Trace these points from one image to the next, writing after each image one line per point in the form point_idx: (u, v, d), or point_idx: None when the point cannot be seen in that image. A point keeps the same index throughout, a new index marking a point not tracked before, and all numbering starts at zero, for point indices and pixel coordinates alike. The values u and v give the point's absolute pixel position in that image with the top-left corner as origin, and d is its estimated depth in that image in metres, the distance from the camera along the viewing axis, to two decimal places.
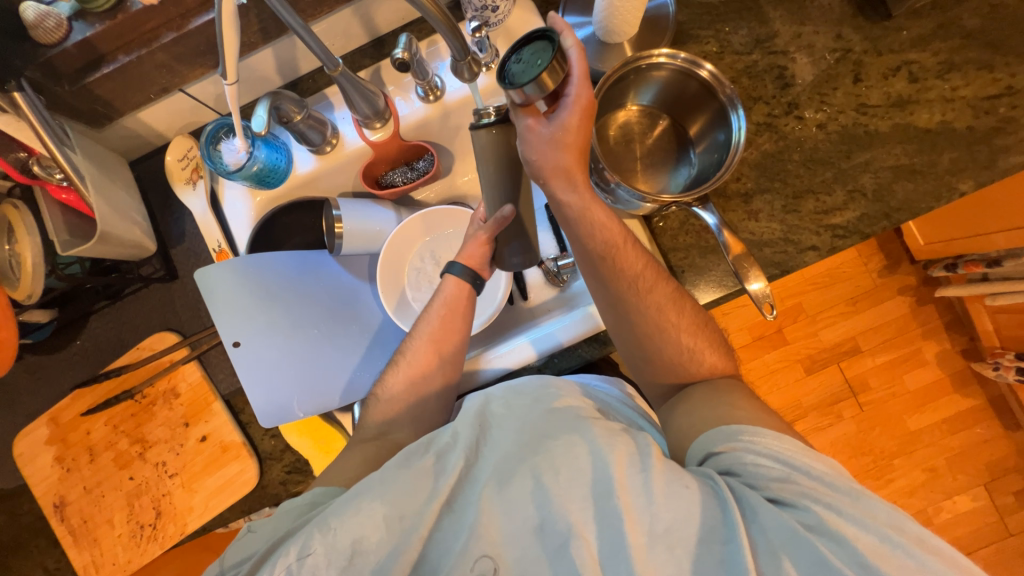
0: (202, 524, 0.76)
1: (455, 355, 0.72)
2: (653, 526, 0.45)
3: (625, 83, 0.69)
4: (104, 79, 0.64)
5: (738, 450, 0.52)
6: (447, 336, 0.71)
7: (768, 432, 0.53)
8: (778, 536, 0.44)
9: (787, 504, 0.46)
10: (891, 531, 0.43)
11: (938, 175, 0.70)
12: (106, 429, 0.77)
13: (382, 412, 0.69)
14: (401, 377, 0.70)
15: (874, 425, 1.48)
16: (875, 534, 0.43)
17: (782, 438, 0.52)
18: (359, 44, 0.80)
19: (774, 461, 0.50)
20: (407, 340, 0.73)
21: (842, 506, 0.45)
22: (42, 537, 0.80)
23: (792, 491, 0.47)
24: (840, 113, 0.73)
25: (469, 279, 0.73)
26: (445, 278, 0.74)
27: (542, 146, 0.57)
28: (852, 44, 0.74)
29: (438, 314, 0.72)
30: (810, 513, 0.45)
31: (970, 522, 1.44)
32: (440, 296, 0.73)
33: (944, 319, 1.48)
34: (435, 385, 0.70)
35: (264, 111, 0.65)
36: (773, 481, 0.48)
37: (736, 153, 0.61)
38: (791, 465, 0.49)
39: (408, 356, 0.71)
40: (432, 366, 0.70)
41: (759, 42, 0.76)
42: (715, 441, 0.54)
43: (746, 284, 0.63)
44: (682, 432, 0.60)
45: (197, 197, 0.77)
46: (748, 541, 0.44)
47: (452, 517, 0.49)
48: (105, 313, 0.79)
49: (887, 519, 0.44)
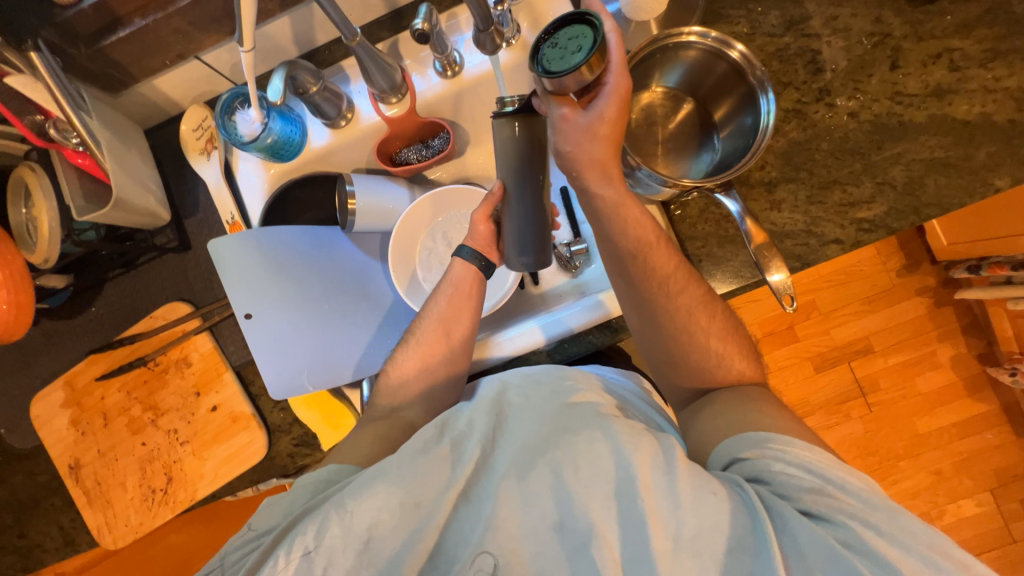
0: (211, 491, 0.77)
1: (465, 337, 0.71)
2: (678, 531, 0.45)
3: (652, 62, 0.66)
4: (120, 42, 0.63)
5: (768, 458, 0.51)
6: (456, 316, 0.71)
7: (798, 441, 0.51)
8: (812, 551, 0.42)
9: (821, 518, 0.45)
10: (934, 555, 0.42)
11: (973, 170, 0.67)
12: (120, 395, 0.79)
13: (393, 394, 0.69)
14: (410, 357, 0.71)
15: (882, 426, 1.46)
16: (918, 556, 0.42)
17: (813, 449, 0.50)
18: (377, 15, 0.78)
19: (807, 473, 0.49)
20: (417, 321, 0.74)
21: (884, 526, 0.43)
22: (58, 497, 0.82)
23: (827, 505, 0.45)
24: (874, 101, 0.70)
25: (476, 262, 0.72)
26: (453, 261, 0.73)
27: (578, 135, 0.56)
28: (891, 29, 0.71)
29: (446, 295, 0.72)
30: (849, 531, 0.43)
31: (974, 527, 1.43)
32: (447, 279, 0.73)
33: (962, 322, 1.45)
34: (444, 364, 0.70)
35: (280, 80, 0.63)
36: (806, 493, 0.47)
37: (763, 138, 0.59)
38: (825, 478, 0.48)
39: (417, 336, 0.71)
40: (442, 346, 0.70)
41: (792, 24, 0.72)
42: (742, 447, 0.53)
43: (766, 275, 0.62)
44: (704, 437, 0.59)
45: (212, 168, 0.77)
46: (778, 554, 0.43)
47: (469, 506, 0.49)
48: (120, 281, 0.80)
49: (928, 539, 0.43)
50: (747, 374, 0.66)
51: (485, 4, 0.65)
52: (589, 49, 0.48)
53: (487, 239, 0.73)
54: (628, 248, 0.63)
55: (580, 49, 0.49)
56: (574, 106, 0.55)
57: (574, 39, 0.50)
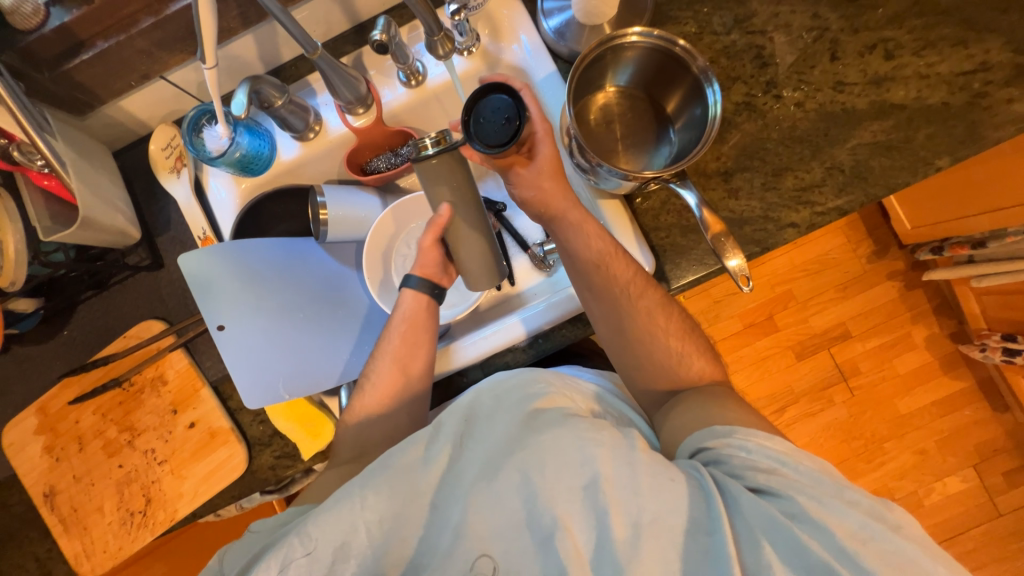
0: (192, 510, 0.76)
1: (421, 371, 0.72)
2: (638, 517, 0.47)
3: (603, 63, 0.69)
4: (83, 65, 0.64)
5: (732, 447, 0.55)
6: (409, 349, 0.72)
7: (760, 432, 0.55)
8: (757, 522, 0.47)
9: (771, 494, 0.49)
10: (871, 519, 0.46)
11: (914, 151, 0.71)
12: (95, 417, 0.78)
13: (357, 434, 0.71)
14: (371, 398, 0.72)
15: (865, 409, 1.49)
16: (856, 521, 0.46)
17: (774, 439, 0.55)
18: (341, 30, 0.80)
19: (764, 456, 0.53)
20: (372, 360, 0.75)
21: (827, 499, 0.47)
22: (33, 527, 0.80)
23: (776, 482, 0.50)
24: (817, 91, 0.74)
25: (426, 291, 0.75)
26: (403, 292, 0.76)
27: (531, 180, 0.67)
28: (829, 23, 0.75)
29: (398, 330, 0.73)
30: (793, 502, 0.48)
31: (961, 503, 1.45)
32: (400, 312, 0.75)
33: (933, 303, 1.50)
34: (409, 386, 0.72)
35: (244, 95, 0.65)
36: (759, 472, 0.51)
37: (713, 127, 0.62)
38: (778, 460, 0.52)
39: (374, 377, 0.73)
40: (399, 383, 0.72)
41: (737, 22, 0.76)
42: (708, 438, 0.57)
43: (724, 261, 0.64)
44: (674, 431, 0.63)
45: (182, 186, 0.77)
46: (730, 532, 0.47)
47: (436, 513, 0.52)
48: (92, 303, 0.79)
49: (867, 507, 0.47)
50: (700, 364, 0.69)
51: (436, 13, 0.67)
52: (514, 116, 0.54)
53: (434, 266, 0.75)
54: (587, 254, 0.68)
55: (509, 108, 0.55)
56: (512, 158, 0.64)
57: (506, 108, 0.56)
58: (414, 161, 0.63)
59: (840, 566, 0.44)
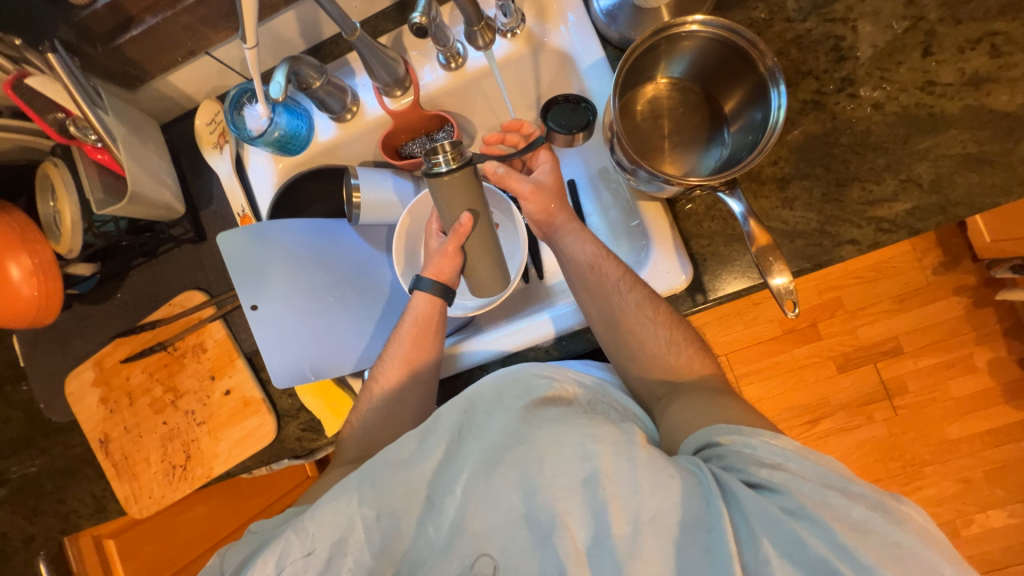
0: (226, 470, 0.82)
1: (428, 374, 0.74)
2: (638, 514, 0.46)
3: (656, 53, 0.64)
4: (133, 40, 0.66)
5: (739, 444, 0.52)
6: (418, 353, 0.73)
7: (769, 431, 0.53)
8: (759, 521, 0.44)
9: (769, 490, 0.46)
10: (875, 513, 0.43)
11: (1010, 166, 0.62)
12: (143, 376, 0.84)
13: (361, 437, 0.71)
14: (377, 399, 0.73)
15: (908, 430, 1.39)
16: (855, 512, 0.43)
17: (779, 437, 0.52)
18: (382, 6, 0.78)
19: (769, 452, 0.50)
20: (380, 363, 0.76)
21: (828, 491, 0.45)
22: (91, 467, 0.89)
23: (778, 477, 0.47)
24: (901, 92, 0.65)
25: (439, 294, 0.74)
26: (414, 294, 0.76)
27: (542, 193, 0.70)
28: (926, 12, 0.65)
29: (408, 332, 0.74)
30: (791, 497, 0.45)
31: (1004, 539, 1.35)
32: (411, 313, 0.75)
33: (1004, 324, 1.36)
34: (414, 390, 0.73)
35: (282, 77, 0.63)
36: (762, 467, 0.49)
37: (772, 134, 0.56)
38: (783, 456, 0.49)
39: (381, 380, 0.74)
40: (407, 385, 0.73)
41: (816, 8, 0.68)
42: (719, 433, 0.54)
43: (770, 279, 0.59)
44: (673, 429, 0.60)
45: (224, 161, 0.79)
46: (731, 531, 0.45)
47: (434, 511, 0.52)
48: (142, 269, 0.84)
49: (873, 502, 0.44)
50: (688, 351, 0.68)
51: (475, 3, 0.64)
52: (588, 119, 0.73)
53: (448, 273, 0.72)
54: (581, 253, 0.70)
55: (576, 107, 0.72)
56: (517, 173, 0.71)
57: (562, 111, 0.72)
58: (427, 177, 0.63)
59: (839, 563, 0.41)
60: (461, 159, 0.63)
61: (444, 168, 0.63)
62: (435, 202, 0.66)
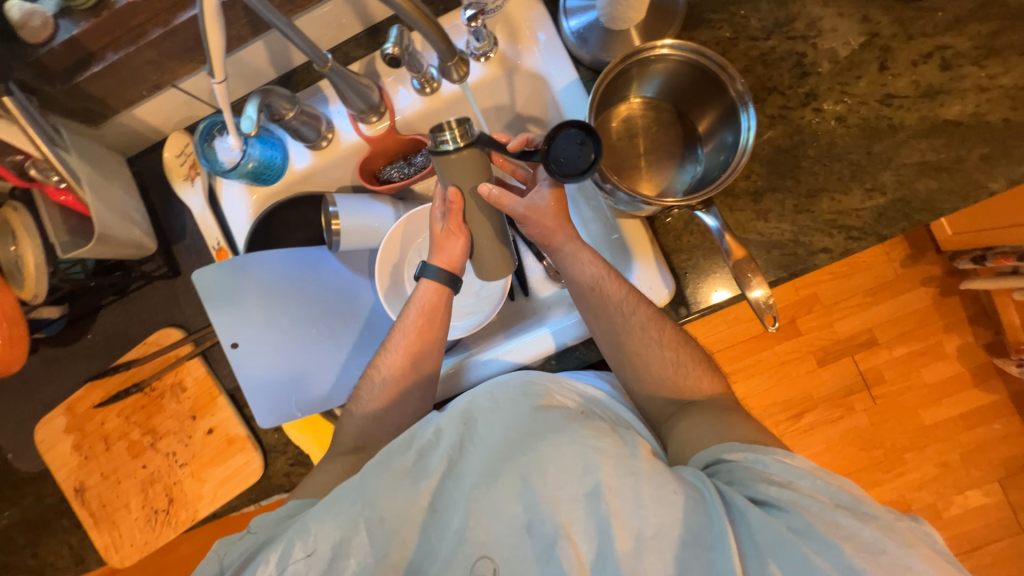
0: (212, 511, 0.79)
1: (429, 365, 0.73)
2: (641, 530, 0.47)
3: (628, 76, 0.65)
4: (94, 77, 0.63)
5: (750, 460, 0.53)
6: (421, 344, 0.72)
7: (781, 449, 0.54)
8: (764, 539, 0.45)
9: (777, 509, 0.47)
10: (886, 534, 0.44)
11: (966, 172, 0.66)
12: (119, 419, 0.81)
13: (359, 425, 0.70)
14: (376, 390, 0.72)
15: (887, 419, 1.44)
16: (865, 532, 0.44)
17: (794, 456, 0.52)
18: (353, 33, 0.77)
19: (779, 469, 0.51)
20: (381, 351, 0.74)
21: (837, 511, 0.46)
22: (66, 518, 0.85)
23: (786, 495, 0.48)
24: (861, 105, 0.68)
25: (446, 283, 0.72)
26: (420, 281, 0.74)
27: (541, 217, 0.67)
28: (880, 28, 0.68)
29: (414, 322, 0.72)
30: (799, 517, 0.46)
31: (982, 517, 1.40)
32: (416, 301, 0.73)
33: (969, 311, 1.42)
34: (414, 386, 0.72)
35: (254, 111, 0.62)
36: (771, 484, 0.49)
37: (743, 156, 0.58)
38: (795, 474, 0.50)
39: (383, 370, 0.72)
40: (409, 377, 0.71)
41: (778, 26, 0.70)
42: (729, 450, 0.55)
43: (748, 292, 0.61)
44: (682, 445, 0.62)
45: (196, 195, 0.77)
46: (735, 547, 0.46)
47: (436, 518, 0.52)
48: (113, 308, 0.81)
49: (884, 524, 0.45)
50: (696, 373, 0.69)
51: (446, 38, 0.59)
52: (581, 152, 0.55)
53: (454, 258, 0.71)
54: (580, 278, 0.69)
55: (584, 141, 0.55)
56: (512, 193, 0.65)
57: (570, 139, 0.55)
58: (432, 155, 0.62)
59: None
60: (470, 137, 0.61)
61: (450, 148, 0.61)
62: (442, 182, 0.65)
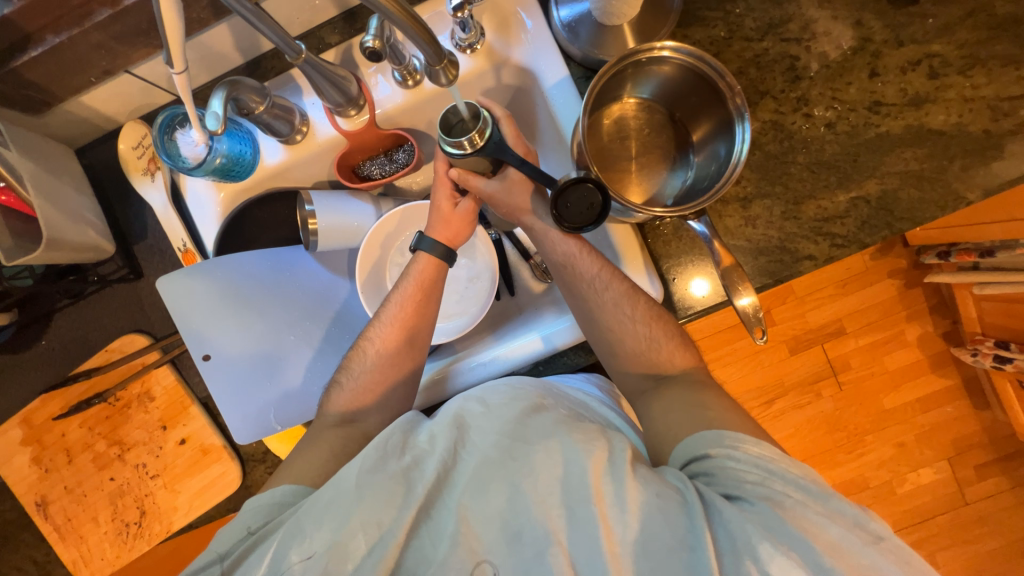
0: (188, 522, 0.76)
1: (423, 340, 0.71)
2: (626, 534, 0.47)
3: (622, 77, 0.62)
4: (34, 62, 0.57)
5: (723, 457, 0.53)
6: (415, 319, 0.70)
7: (748, 438, 0.54)
8: (740, 539, 0.45)
9: (750, 506, 0.48)
10: (852, 531, 0.45)
11: (946, 182, 0.67)
12: (82, 431, 0.76)
13: (347, 402, 0.68)
14: (366, 366, 0.69)
15: (851, 403, 1.52)
16: (834, 531, 0.45)
17: (762, 445, 0.54)
18: (328, 17, 0.72)
19: (752, 465, 0.52)
20: (371, 325, 0.72)
21: (809, 508, 0.47)
22: (28, 532, 0.80)
23: (759, 492, 0.49)
24: (851, 111, 0.68)
25: (442, 255, 0.72)
26: (417, 253, 0.72)
27: None
28: (873, 33, 0.68)
29: (409, 295, 0.71)
30: (772, 515, 0.47)
31: (932, 492, 1.50)
32: (410, 274, 0.72)
33: (930, 302, 1.49)
34: (399, 379, 0.69)
35: (220, 104, 0.56)
36: (745, 483, 0.50)
37: (735, 168, 0.57)
38: (768, 471, 0.51)
39: (375, 343, 0.70)
40: (401, 352, 0.69)
41: (772, 27, 0.69)
42: (703, 445, 0.55)
43: (736, 300, 0.60)
44: None
45: (157, 190, 0.71)
46: (711, 546, 0.46)
47: (429, 523, 0.51)
48: (69, 312, 0.75)
49: (852, 520, 0.46)
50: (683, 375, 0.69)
51: (430, 35, 0.52)
52: (582, 209, 0.58)
53: (455, 232, 0.73)
54: (565, 275, 0.70)
55: (593, 204, 0.58)
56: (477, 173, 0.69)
57: (583, 196, 0.58)
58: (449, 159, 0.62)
59: None
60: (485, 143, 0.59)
61: (456, 153, 0.60)
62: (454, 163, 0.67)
